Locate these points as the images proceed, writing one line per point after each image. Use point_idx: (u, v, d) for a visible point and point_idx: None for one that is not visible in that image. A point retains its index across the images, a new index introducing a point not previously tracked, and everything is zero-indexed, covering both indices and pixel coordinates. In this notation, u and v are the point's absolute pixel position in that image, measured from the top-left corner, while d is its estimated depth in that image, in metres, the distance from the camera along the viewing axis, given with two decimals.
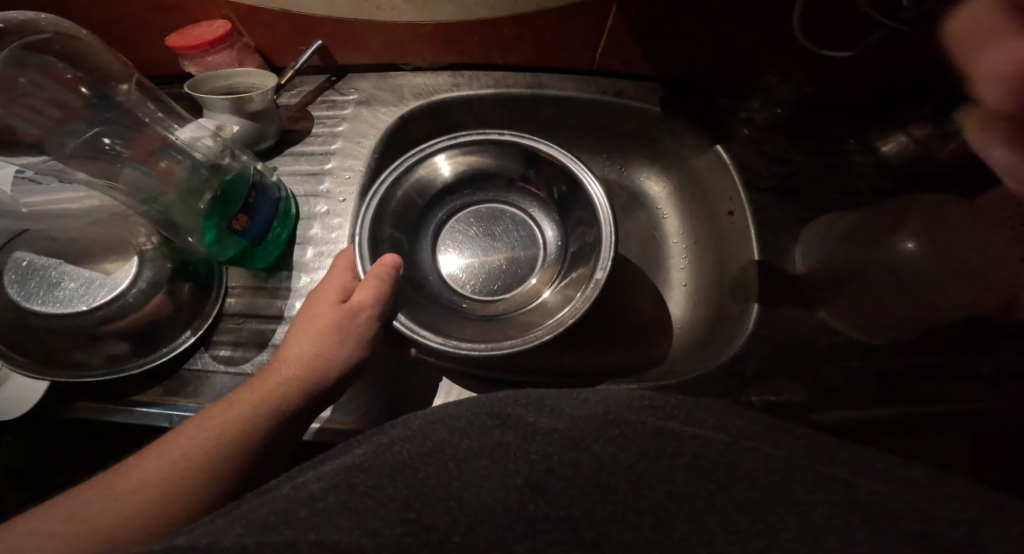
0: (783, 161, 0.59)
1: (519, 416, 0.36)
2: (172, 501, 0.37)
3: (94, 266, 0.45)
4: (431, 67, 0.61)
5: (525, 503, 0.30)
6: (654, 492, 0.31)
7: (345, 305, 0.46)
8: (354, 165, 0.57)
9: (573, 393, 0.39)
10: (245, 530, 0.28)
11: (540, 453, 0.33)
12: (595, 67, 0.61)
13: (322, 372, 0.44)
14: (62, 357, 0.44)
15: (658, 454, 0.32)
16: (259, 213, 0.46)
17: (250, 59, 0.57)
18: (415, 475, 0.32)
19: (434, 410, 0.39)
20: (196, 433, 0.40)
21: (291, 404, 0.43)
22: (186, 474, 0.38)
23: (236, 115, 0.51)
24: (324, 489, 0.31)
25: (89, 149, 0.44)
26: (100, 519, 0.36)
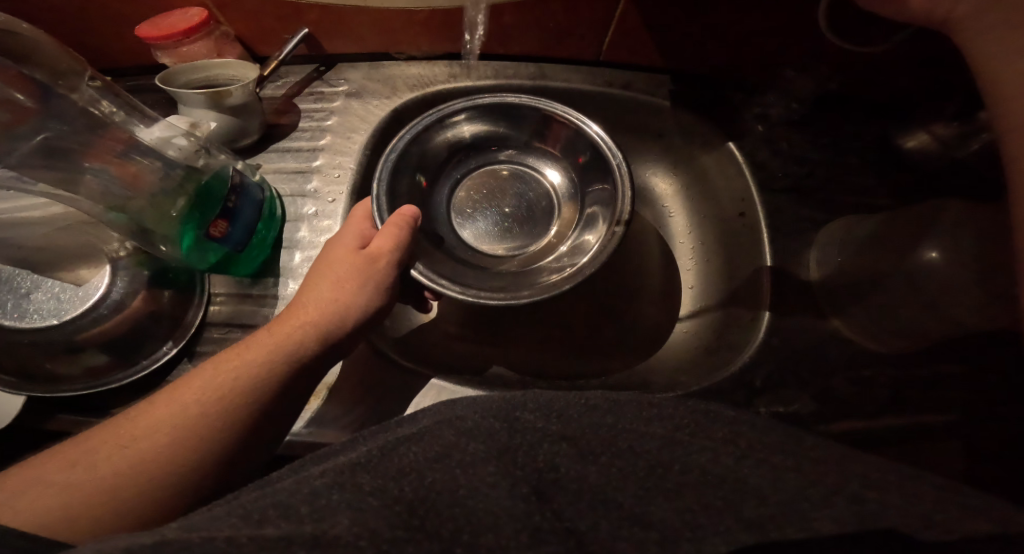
0: (796, 160, 0.55)
1: (529, 423, 0.33)
2: (187, 451, 0.34)
3: (62, 275, 0.44)
4: (427, 56, 0.58)
5: (531, 511, 0.28)
6: (659, 506, 0.28)
7: (365, 252, 0.44)
8: (343, 162, 0.54)
9: (580, 400, 0.35)
10: (241, 521, 0.26)
11: (547, 461, 0.31)
12: (602, 57, 0.58)
13: (341, 318, 0.42)
14: (37, 370, 0.43)
15: (668, 470, 0.29)
16: (240, 218, 0.44)
17: (230, 50, 0.53)
18: (422, 480, 0.29)
19: (443, 410, 0.37)
20: (210, 378, 0.36)
21: (310, 352, 0.40)
22: (199, 424, 0.34)
23: (213, 110, 0.48)
24: (328, 485, 0.29)
25: (46, 156, 0.39)
26: (106, 468, 0.32)
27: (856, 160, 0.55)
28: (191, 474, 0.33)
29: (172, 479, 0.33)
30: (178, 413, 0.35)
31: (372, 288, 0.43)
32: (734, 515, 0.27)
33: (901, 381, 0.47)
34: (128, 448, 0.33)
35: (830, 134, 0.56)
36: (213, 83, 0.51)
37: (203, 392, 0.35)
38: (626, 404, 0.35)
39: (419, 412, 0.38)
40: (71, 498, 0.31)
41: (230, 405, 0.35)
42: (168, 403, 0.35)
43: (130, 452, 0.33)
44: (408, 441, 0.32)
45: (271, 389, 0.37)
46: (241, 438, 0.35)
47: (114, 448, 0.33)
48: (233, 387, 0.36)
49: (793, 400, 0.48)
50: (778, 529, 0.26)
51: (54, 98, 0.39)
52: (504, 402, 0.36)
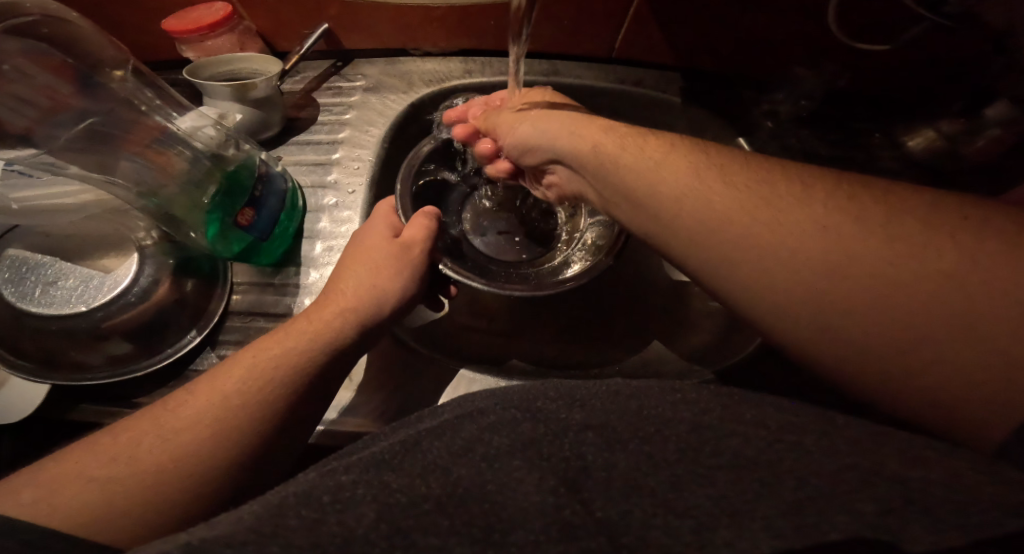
0: (809, 154, 0.57)
1: (554, 409, 0.31)
2: (227, 443, 0.34)
3: (91, 263, 0.45)
4: (442, 52, 0.59)
5: (559, 507, 0.27)
6: (694, 495, 0.27)
7: (399, 240, 0.47)
8: (362, 154, 0.54)
9: (609, 391, 0.33)
10: (264, 516, 0.26)
11: (574, 450, 0.29)
12: (614, 54, 0.59)
13: (377, 303, 0.43)
14: (63, 358, 0.43)
15: (700, 453, 0.28)
16: (265, 206, 0.45)
17: (252, 44, 0.54)
18: (448, 476, 0.28)
19: (456, 402, 0.34)
20: (246, 368, 0.37)
21: (347, 338, 0.41)
22: (238, 418, 0.35)
23: (239, 103, 0.49)
24: (354, 480, 0.28)
25: (87, 140, 0.41)
26: (144, 463, 0.32)
27: (863, 156, 0.57)
28: (230, 465, 0.34)
29: (213, 471, 0.33)
30: (215, 405, 0.35)
31: (406, 276, 0.46)
32: (773, 505, 0.25)
33: None
34: (167, 441, 0.33)
35: (836, 130, 0.58)
36: (236, 76, 0.51)
37: (241, 382, 0.36)
38: (652, 391, 0.33)
39: (441, 404, 0.36)
40: (112, 494, 0.31)
41: (265, 396, 0.36)
42: (203, 394, 0.35)
43: (171, 446, 0.33)
44: (432, 435, 0.31)
45: (304, 377, 0.38)
46: (274, 427, 0.36)
47: (153, 440, 0.33)
48: (271, 379, 0.37)
49: (813, 393, 0.48)
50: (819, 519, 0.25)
51: (92, 87, 0.42)
52: (524, 393, 0.33)
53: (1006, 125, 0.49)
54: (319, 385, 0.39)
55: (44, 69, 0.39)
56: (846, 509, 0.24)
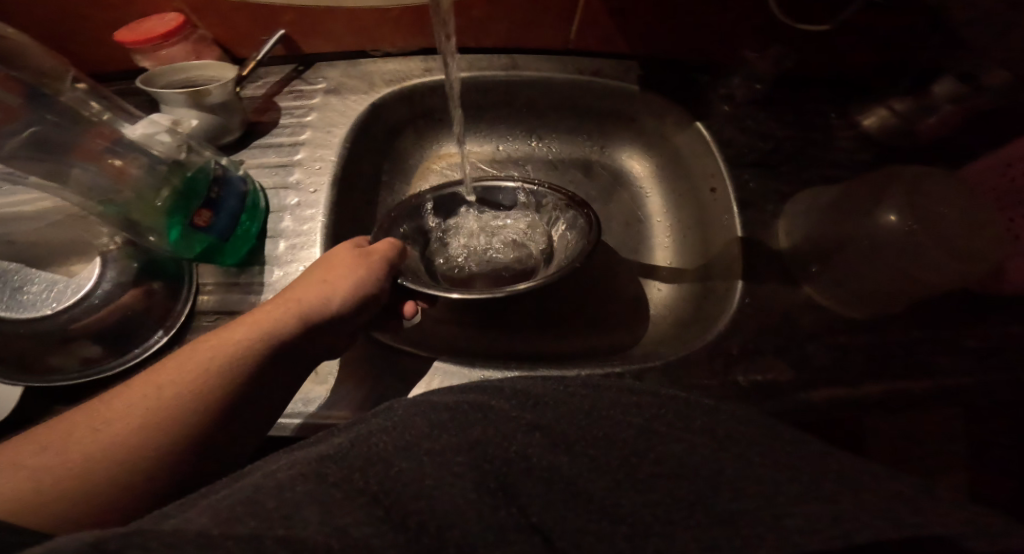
0: (764, 136, 0.57)
1: (503, 410, 0.36)
2: (160, 435, 0.35)
3: (55, 269, 0.46)
4: (402, 52, 0.61)
5: (498, 509, 0.30)
6: (635, 505, 0.30)
7: (361, 250, 0.49)
8: (324, 154, 0.55)
9: (559, 390, 0.38)
10: (212, 519, 0.25)
11: (518, 452, 0.33)
12: (571, 46, 0.60)
13: (326, 302, 0.45)
14: (35, 362, 0.45)
15: (642, 460, 0.32)
16: (224, 207, 0.47)
17: (209, 52, 0.56)
18: (389, 469, 0.31)
19: (414, 400, 0.39)
20: (187, 361, 0.38)
21: (290, 331, 0.43)
22: (168, 411, 0.36)
23: (195, 109, 0.50)
24: (292, 479, 0.29)
25: (34, 148, 0.42)
26: (76, 452, 0.33)
27: (820, 135, 0.57)
28: (164, 458, 0.35)
29: (141, 463, 0.34)
30: (153, 396, 0.36)
31: (361, 276, 0.47)
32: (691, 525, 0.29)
33: (877, 345, 0.48)
34: (101, 431, 0.34)
35: (792, 108, 0.58)
36: (194, 83, 0.53)
37: (175, 376, 0.37)
38: (561, 393, 0.38)
39: (394, 403, 0.39)
40: (41, 483, 0.32)
41: (201, 389, 0.37)
42: (140, 386, 0.37)
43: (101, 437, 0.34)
44: (381, 432, 0.34)
45: (238, 371, 0.39)
46: (211, 420, 0.37)
47: (88, 431, 0.34)
48: (204, 371, 0.38)
49: (773, 372, 0.48)
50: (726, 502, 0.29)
51: (38, 100, 0.43)
52: (478, 393, 0.38)
53: (955, 101, 0.49)
54: (263, 378, 0.41)
55: None
56: (770, 529, 0.27)
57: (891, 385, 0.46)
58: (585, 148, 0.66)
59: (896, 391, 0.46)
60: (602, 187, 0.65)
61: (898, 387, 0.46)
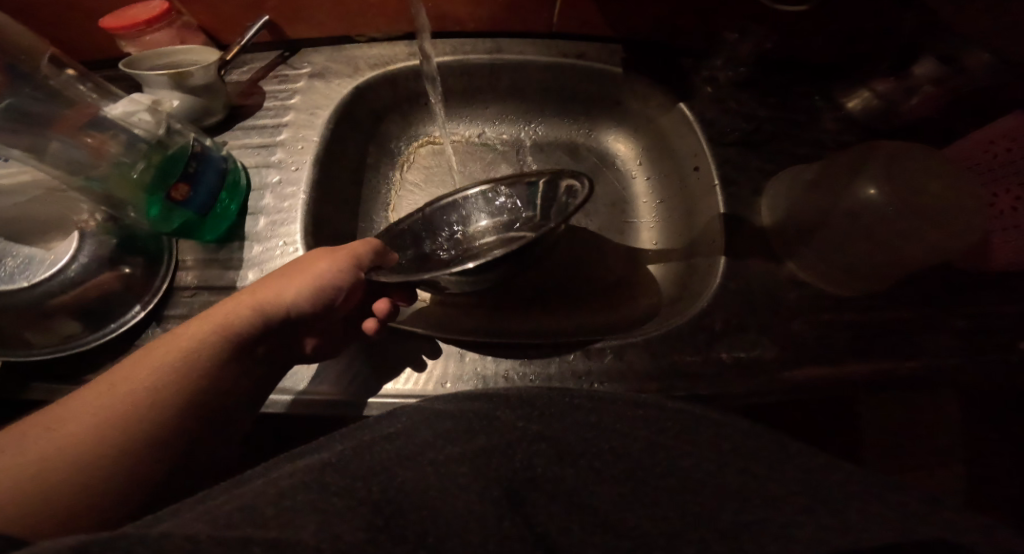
0: (747, 117, 0.56)
1: (507, 419, 0.38)
2: (115, 434, 0.36)
3: (33, 243, 0.45)
4: (387, 37, 0.61)
5: (502, 518, 0.32)
6: (636, 514, 0.34)
7: (328, 247, 0.49)
8: (307, 134, 0.56)
9: (562, 400, 0.40)
10: (208, 524, 0.28)
11: (525, 462, 0.35)
12: (554, 29, 0.60)
13: (284, 297, 0.45)
14: (11, 336, 0.44)
15: (650, 472, 0.35)
16: (202, 182, 0.46)
17: (193, 37, 0.56)
18: (391, 479, 0.33)
19: (415, 408, 0.41)
20: (140, 363, 0.39)
21: (247, 325, 0.43)
22: (125, 414, 0.37)
23: (177, 90, 0.51)
24: (294, 486, 0.31)
25: (13, 120, 0.42)
26: (38, 451, 0.34)
27: (804, 116, 0.57)
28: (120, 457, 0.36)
29: (94, 463, 0.35)
30: (108, 397, 0.37)
31: (324, 271, 0.46)
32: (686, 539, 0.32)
33: (861, 323, 0.48)
34: (55, 431, 0.35)
35: (776, 88, 0.58)
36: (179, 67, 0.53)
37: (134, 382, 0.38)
38: (553, 398, 0.40)
39: (399, 410, 0.41)
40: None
41: (155, 387, 0.38)
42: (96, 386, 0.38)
43: (56, 436, 0.35)
44: (383, 440, 0.36)
45: (199, 380, 0.40)
46: (167, 424, 0.38)
47: (42, 433, 0.35)
48: (158, 376, 0.39)
49: (756, 350, 0.47)
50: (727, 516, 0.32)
51: (19, 78, 0.43)
52: (479, 399, 0.41)
53: (937, 82, 0.49)
54: (222, 376, 0.42)
55: None
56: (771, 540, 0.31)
57: (874, 362, 0.46)
58: (571, 131, 0.66)
59: (878, 368, 0.46)
60: (587, 168, 0.65)
61: (880, 365, 0.46)
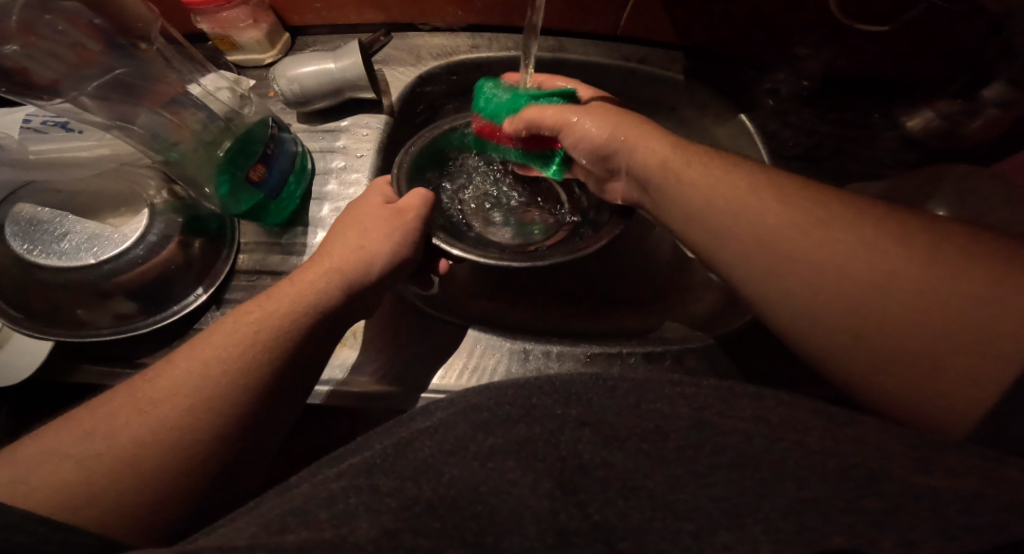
0: (808, 131, 0.58)
1: (546, 406, 0.33)
2: (207, 414, 0.34)
3: (99, 219, 0.44)
4: (451, 28, 0.60)
5: (556, 511, 0.28)
6: (694, 494, 0.28)
7: (394, 206, 0.46)
8: (370, 122, 0.56)
9: (597, 381, 0.35)
10: (263, 532, 0.26)
11: (570, 449, 0.30)
12: (619, 32, 0.60)
13: (365, 264, 0.43)
14: (67, 316, 0.43)
15: (697, 452, 0.29)
16: (277, 164, 0.46)
17: (264, 17, 0.55)
18: (440, 478, 0.29)
19: (454, 399, 0.36)
20: (226, 333, 0.37)
21: (332, 300, 0.41)
22: (212, 392, 0.35)
23: (343, 92, 0.53)
24: (344, 489, 0.28)
25: (112, 89, 0.42)
26: (125, 435, 0.32)
27: (863, 134, 0.58)
28: (208, 445, 0.33)
29: (188, 445, 0.33)
30: (194, 375, 0.35)
31: (397, 239, 0.44)
32: (774, 501, 0.26)
33: None
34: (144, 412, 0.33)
35: (837, 104, 0.59)
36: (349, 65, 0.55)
37: (221, 350, 0.36)
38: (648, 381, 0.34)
39: (433, 403, 0.37)
40: (90, 473, 0.31)
41: (244, 370, 0.36)
42: (184, 361, 0.36)
43: (149, 418, 0.33)
44: (424, 434, 0.32)
45: (279, 352, 0.37)
46: (248, 403, 0.35)
47: (133, 415, 0.33)
48: (243, 351, 0.36)
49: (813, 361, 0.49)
50: (790, 488, 0.26)
51: (118, 48, 0.42)
52: (513, 388, 0.35)
53: (1002, 105, 0.51)
54: (292, 376, 0.38)
55: (73, 25, 0.39)
56: None
57: None
58: None
59: None
60: None
61: None
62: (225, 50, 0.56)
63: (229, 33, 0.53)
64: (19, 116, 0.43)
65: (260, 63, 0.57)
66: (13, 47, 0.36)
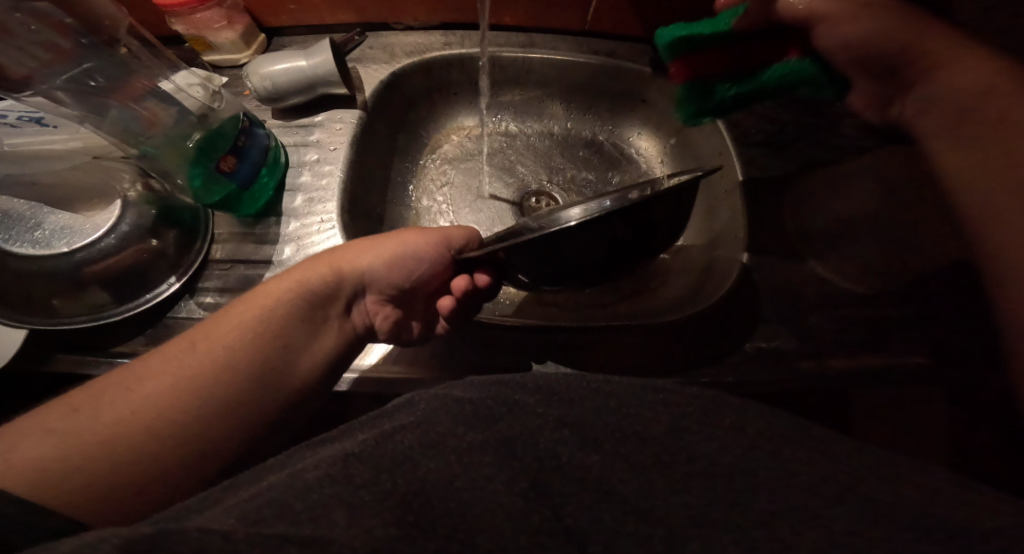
0: (772, 119, 0.59)
1: (527, 404, 0.35)
2: (190, 391, 0.37)
3: (72, 210, 0.45)
4: (424, 27, 0.62)
5: (529, 512, 0.29)
6: (668, 502, 0.30)
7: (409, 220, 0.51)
8: (345, 116, 0.57)
9: (579, 383, 0.37)
10: (239, 521, 0.26)
11: (548, 450, 0.32)
12: (587, 27, 0.62)
13: (353, 259, 0.46)
14: (40, 304, 0.44)
15: (674, 459, 0.31)
16: (247, 157, 0.47)
17: (240, 18, 0.56)
18: (417, 469, 0.31)
19: (438, 391, 0.38)
20: (226, 316, 0.41)
21: (321, 286, 0.45)
22: (204, 370, 0.38)
23: (318, 88, 0.54)
24: (320, 479, 0.29)
25: (83, 83, 0.43)
26: (113, 413, 0.35)
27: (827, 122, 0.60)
28: (184, 421, 0.36)
29: (170, 423, 0.36)
30: (186, 354, 0.39)
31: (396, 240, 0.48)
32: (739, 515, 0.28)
33: (882, 315, 0.48)
34: (132, 392, 0.37)
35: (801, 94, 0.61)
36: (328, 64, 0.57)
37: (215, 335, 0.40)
38: (629, 388, 0.36)
39: (416, 395, 0.38)
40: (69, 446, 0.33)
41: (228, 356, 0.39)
42: (173, 350, 0.39)
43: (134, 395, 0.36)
44: (405, 428, 0.33)
45: (260, 340, 0.41)
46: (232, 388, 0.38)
47: (120, 390, 0.37)
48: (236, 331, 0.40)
49: (780, 349, 0.48)
50: (761, 501, 0.29)
51: (89, 46, 0.43)
52: (491, 389, 0.37)
53: None
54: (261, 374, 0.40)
55: (43, 26, 0.39)
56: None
57: (887, 357, 0.47)
58: (595, 128, 0.68)
59: (893, 362, 0.46)
60: (608, 163, 0.67)
61: (895, 360, 0.46)
62: (202, 50, 0.57)
63: (205, 34, 0.55)
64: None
65: (236, 63, 0.59)
66: None
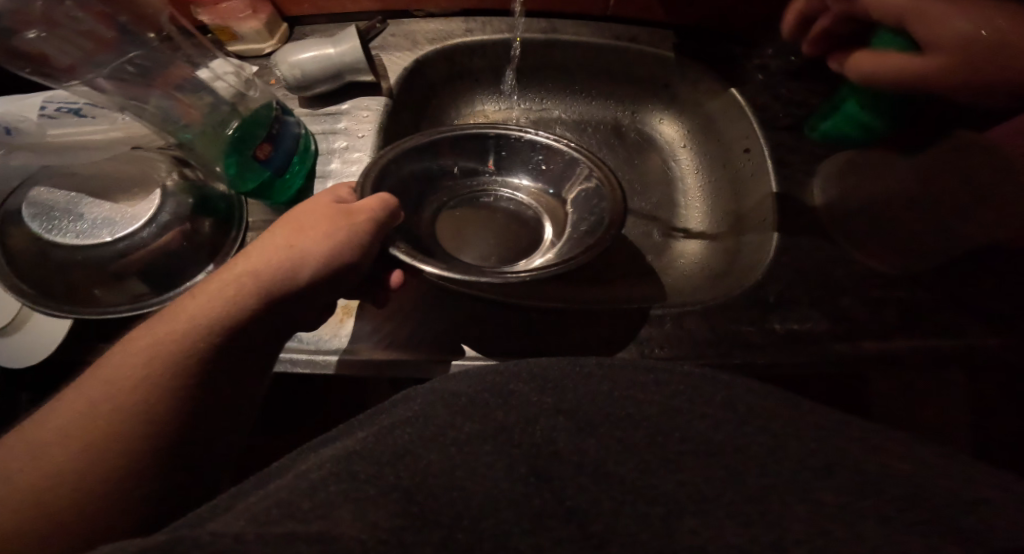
0: (796, 103, 0.59)
1: (527, 394, 0.34)
2: (108, 445, 0.31)
3: (114, 199, 0.46)
4: (444, 14, 0.63)
5: (533, 497, 0.29)
6: (663, 480, 0.30)
7: (345, 207, 0.42)
8: (370, 104, 0.57)
9: (602, 370, 0.36)
10: (249, 523, 0.25)
11: (552, 436, 0.31)
12: (608, 11, 0.62)
13: (285, 275, 0.39)
14: (85, 294, 0.45)
15: (668, 438, 0.31)
16: (281, 144, 0.47)
17: (264, 7, 0.57)
18: (418, 462, 0.30)
19: (439, 383, 0.37)
20: (128, 353, 0.35)
21: (243, 307, 0.37)
22: (111, 422, 0.32)
23: (347, 75, 0.55)
24: (326, 478, 0.28)
25: (123, 74, 0.44)
26: (19, 479, 0.30)
27: None
28: (108, 480, 0.31)
29: (85, 487, 0.31)
30: (90, 405, 0.33)
31: (334, 243, 0.40)
32: (740, 497, 0.28)
33: (908, 298, 0.48)
34: (34, 463, 0.31)
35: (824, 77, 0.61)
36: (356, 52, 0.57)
37: (124, 378, 0.33)
38: (647, 374, 0.36)
39: (412, 391, 0.37)
40: None
41: (142, 401, 0.33)
42: (75, 399, 0.33)
43: (40, 460, 0.31)
44: (412, 422, 0.32)
45: (180, 378, 0.34)
46: (156, 435, 0.33)
47: (24, 455, 0.31)
48: (143, 371, 0.34)
49: (799, 333, 0.47)
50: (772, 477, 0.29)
51: (129, 34, 0.44)
52: (500, 375, 0.36)
53: None
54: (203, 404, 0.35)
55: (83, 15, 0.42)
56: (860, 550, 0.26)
57: (914, 339, 0.46)
58: (617, 114, 0.67)
59: (918, 345, 0.46)
60: (630, 150, 0.67)
61: (920, 343, 0.46)
62: (225, 40, 0.57)
63: (229, 23, 0.55)
64: (36, 100, 0.47)
65: (259, 52, 0.59)
66: (33, 34, 0.40)
